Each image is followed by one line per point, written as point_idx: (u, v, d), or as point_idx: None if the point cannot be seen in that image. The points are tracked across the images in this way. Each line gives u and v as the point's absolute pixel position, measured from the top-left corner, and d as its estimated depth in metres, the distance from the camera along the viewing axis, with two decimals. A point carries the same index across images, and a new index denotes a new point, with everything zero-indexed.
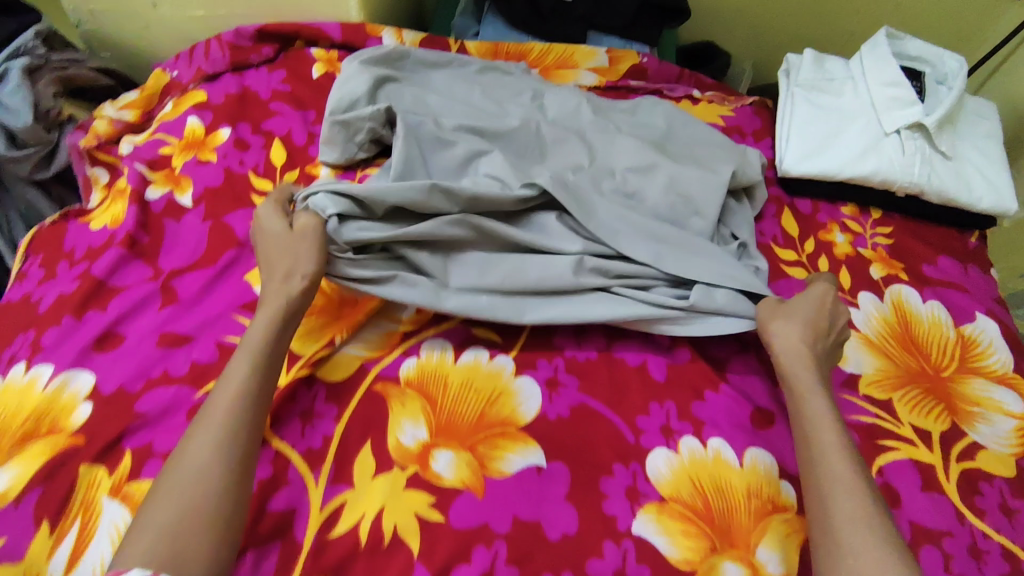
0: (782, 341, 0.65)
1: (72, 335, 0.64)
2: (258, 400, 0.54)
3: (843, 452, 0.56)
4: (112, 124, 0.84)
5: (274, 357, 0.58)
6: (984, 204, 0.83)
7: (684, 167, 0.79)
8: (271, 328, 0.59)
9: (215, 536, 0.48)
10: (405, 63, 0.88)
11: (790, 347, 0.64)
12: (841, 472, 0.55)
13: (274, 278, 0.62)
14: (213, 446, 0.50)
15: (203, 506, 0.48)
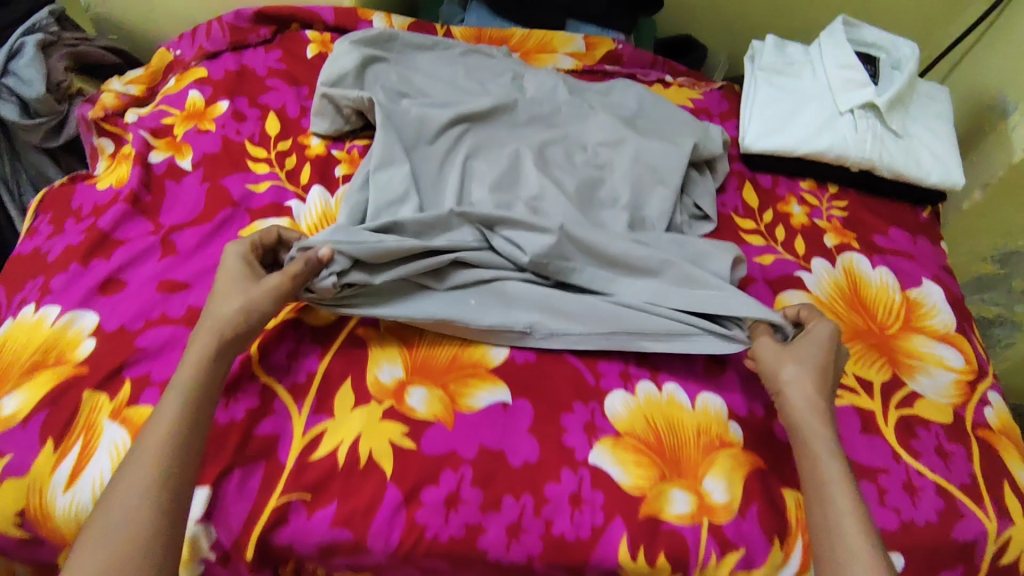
0: (795, 390, 0.62)
1: (79, 280, 0.69)
2: (194, 432, 0.55)
3: (845, 484, 0.58)
4: (118, 97, 0.90)
5: (209, 391, 0.57)
6: (934, 178, 0.88)
7: (650, 141, 0.86)
8: (204, 364, 0.57)
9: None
10: (393, 45, 0.94)
11: (801, 394, 0.62)
12: (843, 505, 0.56)
13: (211, 316, 0.60)
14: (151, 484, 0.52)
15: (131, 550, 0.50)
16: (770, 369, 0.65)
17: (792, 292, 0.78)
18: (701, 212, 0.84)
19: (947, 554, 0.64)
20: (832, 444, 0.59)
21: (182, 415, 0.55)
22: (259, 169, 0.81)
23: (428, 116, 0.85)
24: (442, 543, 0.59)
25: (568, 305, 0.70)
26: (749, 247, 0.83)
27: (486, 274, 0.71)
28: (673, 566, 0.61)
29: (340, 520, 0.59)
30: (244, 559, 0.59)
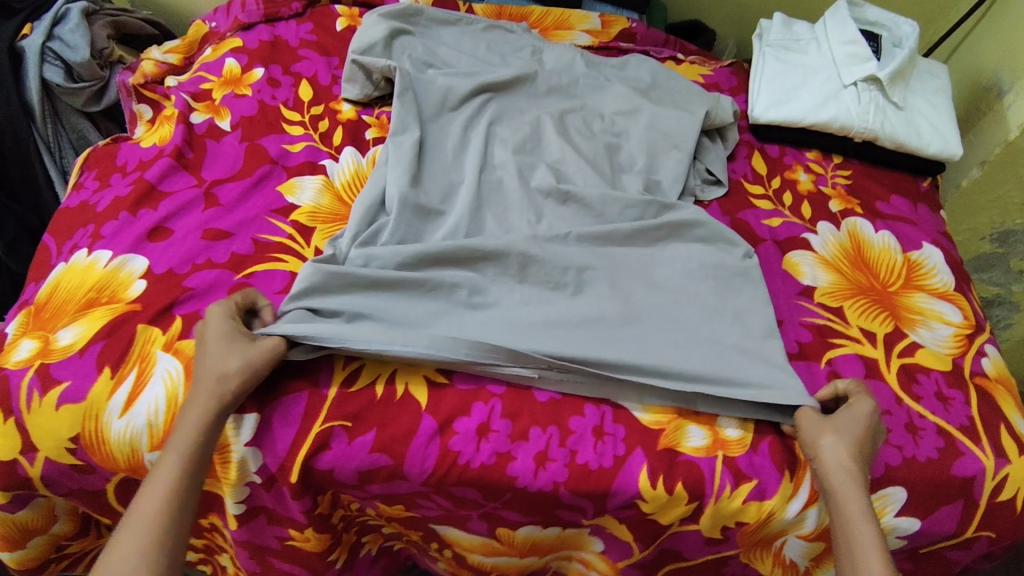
0: (828, 463, 0.61)
1: (129, 227, 0.73)
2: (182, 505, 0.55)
3: (880, 553, 0.56)
4: (158, 65, 0.95)
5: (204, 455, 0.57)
6: (933, 149, 0.93)
7: (665, 110, 0.90)
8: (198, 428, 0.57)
9: None
10: (419, 19, 0.98)
11: (830, 467, 0.60)
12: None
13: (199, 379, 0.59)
14: (145, 553, 0.53)
15: None
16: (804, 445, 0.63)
17: (799, 252, 0.83)
18: (713, 176, 0.89)
19: (949, 489, 0.67)
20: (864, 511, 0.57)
21: (173, 488, 0.55)
22: (294, 131, 0.85)
23: (453, 85, 0.89)
24: (473, 470, 0.63)
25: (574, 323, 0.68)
26: (758, 210, 0.87)
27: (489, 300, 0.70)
28: (690, 496, 0.64)
29: (378, 446, 0.63)
30: (288, 483, 0.63)
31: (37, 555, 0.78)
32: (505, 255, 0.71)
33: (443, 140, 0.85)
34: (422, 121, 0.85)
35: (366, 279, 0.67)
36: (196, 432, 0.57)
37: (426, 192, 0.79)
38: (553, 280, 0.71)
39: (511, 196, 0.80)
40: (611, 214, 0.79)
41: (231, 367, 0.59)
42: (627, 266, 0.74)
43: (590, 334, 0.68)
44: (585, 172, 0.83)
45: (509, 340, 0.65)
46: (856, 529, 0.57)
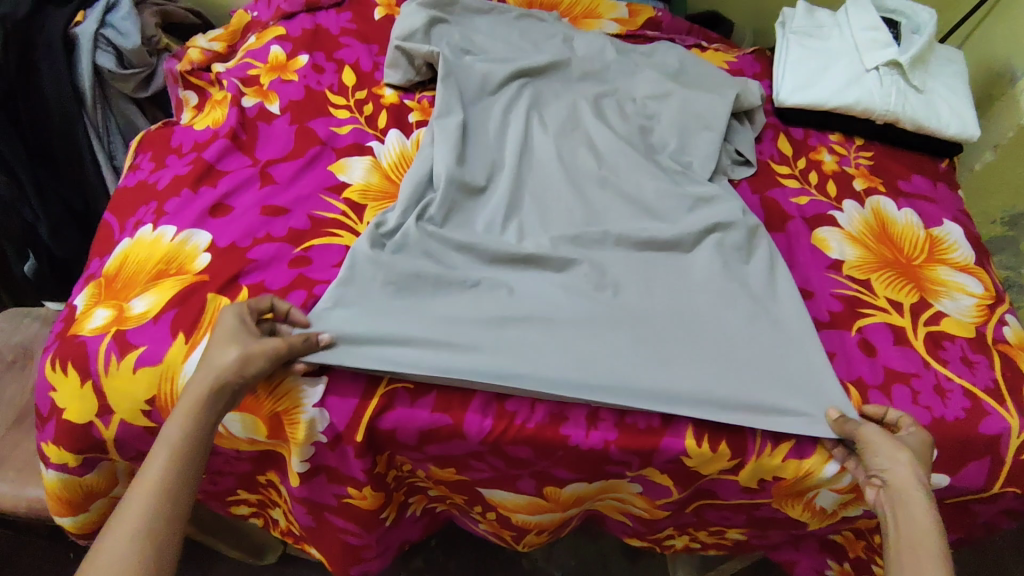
0: (892, 472, 0.61)
1: (191, 204, 0.77)
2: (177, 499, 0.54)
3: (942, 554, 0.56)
4: (203, 53, 0.98)
5: (199, 446, 0.57)
6: (952, 130, 0.96)
7: (695, 93, 0.94)
8: (195, 415, 0.57)
9: None
10: (454, 9, 1.02)
11: (906, 480, 0.60)
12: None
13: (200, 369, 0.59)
14: (137, 536, 0.51)
15: None
16: (873, 452, 0.62)
17: (827, 228, 0.86)
18: (742, 157, 0.93)
19: (976, 447, 0.71)
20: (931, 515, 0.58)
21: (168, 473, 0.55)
22: (340, 115, 0.89)
23: (491, 71, 0.93)
24: (529, 429, 0.66)
25: (615, 318, 0.72)
26: (785, 189, 0.90)
27: (530, 296, 0.73)
28: (732, 453, 0.68)
29: (439, 407, 0.66)
30: (353, 442, 0.66)
31: (96, 519, 0.79)
32: (547, 259, 0.75)
33: (485, 122, 0.89)
34: (463, 105, 0.89)
35: (410, 269, 0.71)
36: (196, 418, 0.57)
37: (470, 170, 0.83)
38: (592, 282, 0.75)
39: (553, 182, 0.83)
40: (656, 208, 0.82)
41: (229, 360, 0.59)
42: (660, 265, 0.78)
43: (634, 320, 0.72)
44: (623, 161, 0.86)
45: (556, 332, 0.70)
46: (924, 543, 0.56)
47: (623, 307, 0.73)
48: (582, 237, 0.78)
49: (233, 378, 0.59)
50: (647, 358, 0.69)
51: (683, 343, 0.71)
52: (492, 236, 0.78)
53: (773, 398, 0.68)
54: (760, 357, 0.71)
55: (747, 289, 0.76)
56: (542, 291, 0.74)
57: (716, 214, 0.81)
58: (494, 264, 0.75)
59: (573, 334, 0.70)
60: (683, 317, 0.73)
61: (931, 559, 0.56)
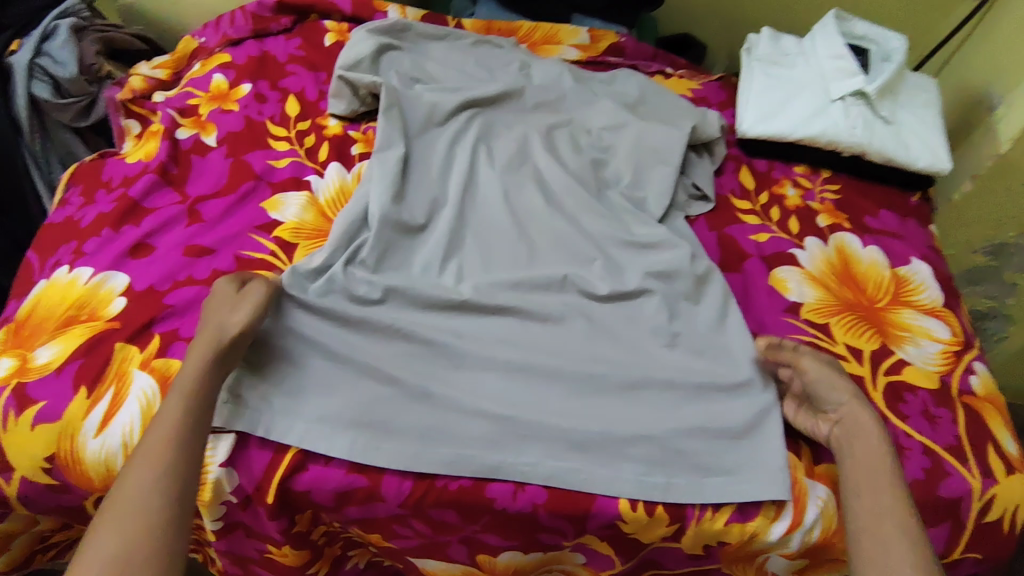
0: (846, 405, 0.64)
1: (110, 244, 0.73)
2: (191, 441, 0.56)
3: (891, 469, 0.60)
4: (146, 81, 0.95)
5: (206, 395, 0.58)
6: (922, 163, 0.92)
7: (651, 124, 0.90)
8: (203, 368, 0.59)
9: (155, 562, 0.50)
10: (407, 35, 0.99)
11: (860, 412, 0.63)
12: (891, 522, 0.56)
13: (207, 327, 0.62)
14: (155, 476, 0.53)
15: (144, 535, 0.51)
16: (826, 389, 0.65)
17: (786, 267, 0.82)
18: (700, 192, 0.89)
19: (934, 511, 0.66)
20: (882, 438, 0.61)
21: (183, 415, 0.56)
22: (279, 147, 0.86)
23: (439, 101, 0.90)
24: (451, 492, 0.62)
25: (548, 370, 0.68)
26: (744, 226, 0.87)
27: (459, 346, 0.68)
28: (671, 519, 0.63)
29: (355, 466, 0.62)
30: (264, 503, 0.63)
31: (22, 551, 0.75)
32: (480, 305, 0.71)
33: (428, 155, 0.85)
34: (406, 137, 0.86)
35: (334, 316, 0.68)
36: (203, 369, 0.59)
37: (408, 208, 0.79)
38: (528, 330, 0.71)
39: (497, 221, 0.80)
40: (604, 253, 0.79)
41: (229, 322, 0.61)
42: (602, 315, 0.73)
43: (569, 372, 0.68)
44: (573, 201, 0.83)
45: (483, 387, 0.66)
46: (877, 463, 0.60)
47: (558, 358, 0.69)
48: (523, 282, 0.74)
49: (230, 341, 0.61)
50: (578, 413, 0.66)
51: (621, 397, 0.67)
52: (426, 277, 0.74)
53: (713, 457, 0.65)
54: (701, 413, 0.67)
55: (692, 337, 0.72)
56: (474, 338, 0.70)
57: (663, 260, 0.77)
58: (425, 310, 0.71)
59: (500, 388, 0.67)
60: (624, 364, 0.69)
61: (883, 482, 0.59)
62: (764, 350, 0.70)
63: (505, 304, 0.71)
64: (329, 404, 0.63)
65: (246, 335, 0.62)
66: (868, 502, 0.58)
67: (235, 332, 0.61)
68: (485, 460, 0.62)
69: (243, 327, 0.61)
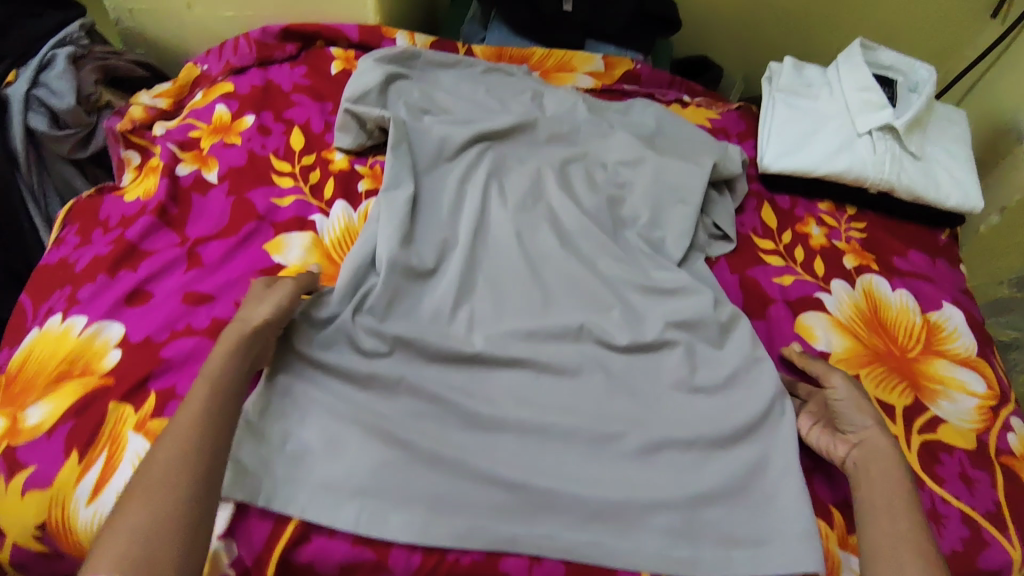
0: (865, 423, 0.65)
1: (106, 291, 0.70)
2: (219, 424, 0.55)
3: (907, 493, 0.59)
4: (146, 110, 0.92)
5: (231, 382, 0.58)
6: (952, 201, 0.88)
7: (670, 160, 0.86)
8: (227, 356, 0.60)
9: (181, 541, 0.49)
10: (416, 63, 0.95)
11: (877, 432, 0.64)
12: (905, 548, 0.55)
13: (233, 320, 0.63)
14: (182, 455, 0.52)
15: (171, 514, 0.49)
16: (846, 405, 0.66)
17: (812, 313, 0.78)
18: (720, 231, 0.85)
19: None
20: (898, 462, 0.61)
21: (209, 400, 0.56)
22: (283, 183, 0.82)
23: (450, 135, 0.86)
24: (463, 566, 0.58)
25: (564, 430, 0.64)
26: (768, 268, 0.83)
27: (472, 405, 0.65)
28: None
29: (361, 538, 0.59)
30: None
31: None
32: (494, 357, 0.68)
33: (436, 193, 0.82)
34: (415, 174, 0.82)
35: (341, 373, 0.66)
36: (228, 356, 0.60)
37: (418, 251, 0.76)
38: (544, 384, 0.68)
39: (509, 263, 0.76)
40: (624, 299, 0.75)
41: (253, 315, 0.63)
42: (621, 369, 0.70)
43: (587, 433, 0.65)
44: (589, 243, 0.79)
45: (496, 451, 0.63)
46: (892, 483, 0.60)
47: (574, 416, 0.65)
48: (539, 333, 0.71)
49: (254, 331, 0.62)
50: (595, 478, 0.63)
51: (642, 460, 0.64)
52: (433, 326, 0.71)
53: (739, 528, 0.61)
54: (728, 480, 0.63)
55: (715, 395, 0.69)
56: (488, 395, 0.67)
57: (685, 309, 0.73)
58: (436, 363, 0.68)
59: (513, 451, 0.63)
60: (645, 423, 0.66)
61: (899, 504, 0.58)
62: (796, 359, 0.72)
63: (519, 356, 0.68)
64: (335, 470, 0.60)
65: (268, 326, 0.63)
66: (882, 519, 0.57)
67: (258, 323, 0.62)
68: (499, 532, 0.59)
69: (267, 319, 0.63)
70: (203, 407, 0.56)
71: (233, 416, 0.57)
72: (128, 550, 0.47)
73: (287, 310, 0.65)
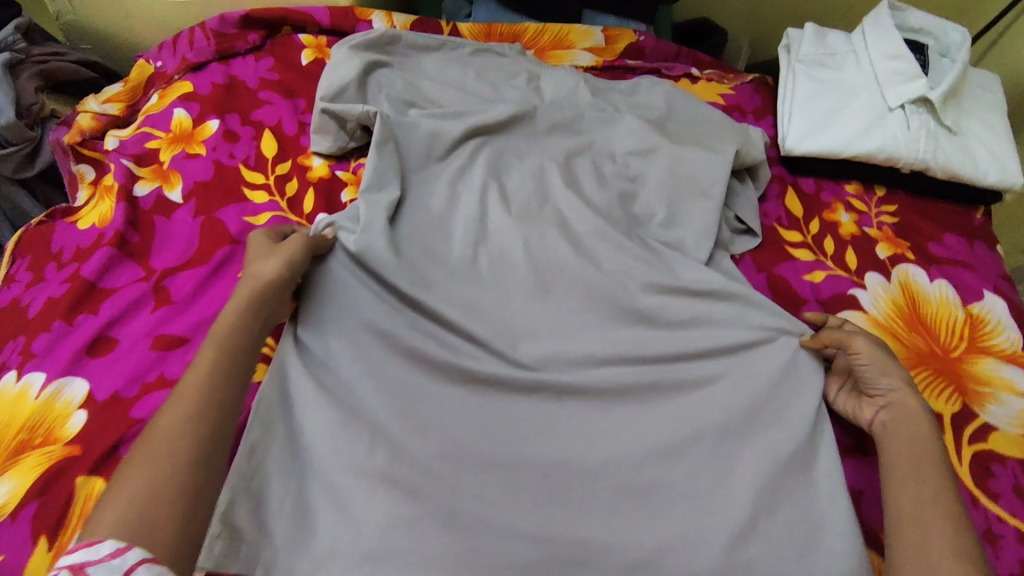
0: (899, 393, 0.60)
1: (65, 340, 0.62)
2: (226, 390, 0.51)
3: (937, 457, 0.55)
4: (96, 118, 0.82)
5: (243, 345, 0.54)
6: (991, 178, 0.82)
7: (686, 148, 0.78)
8: (239, 317, 0.56)
9: (183, 507, 0.44)
10: (397, 47, 0.85)
11: (909, 402, 0.59)
12: (931, 513, 0.51)
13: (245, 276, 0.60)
14: (188, 418, 0.48)
15: (176, 477, 0.45)
16: (879, 371, 0.61)
17: (847, 313, 0.72)
18: (744, 225, 0.77)
19: None
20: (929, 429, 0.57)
21: (217, 363, 0.52)
22: (257, 198, 0.73)
23: (440, 130, 0.77)
24: None
25: (590, 466, 0.59)
26: (797, 263, 0.76)
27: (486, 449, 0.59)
28: None
29: None
30: None
31: None
32: (507, 385, 0.62)
33: (427, 197, 0.73)
34: (405, 179, 0.74)
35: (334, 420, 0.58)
36: (240, 317, 0.56)
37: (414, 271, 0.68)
38: (566, 413, 0.62)
39: (515, 276, 0.69)
40: (645, 309, 0.68)
41: (266, 270, 0.60)
42: (646, 393, 0.63)
43: (614, 470, 0.59)
44: (603, 246, 0.71)
45: (515, 498, 0.56)
46: (921, 450, 0.56)
47: (602, 451, 0.60)
48: (560, 357, 0.64)
49: (265, 287, 0.59)
50: (630, 520, 0.57)
51: (678, 497, 0.58)
52: (425, 348, 0.62)
53: (791, 569, 0.55)
54: (773, 517, 0.57)
55: (757, 420, 0.62)
56: (502, 433, 0.60)
57: (713, 323, 0.67)
58: (445, 398, 0.61)
59: (535, 496, 0.57)
60: (676, 454, 0.60)
61: (930, 471, 0.54)
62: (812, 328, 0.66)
63: (537, 380, 0.62)
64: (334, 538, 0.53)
65: (282, 281, 0.60)
66: (911, 486, 0.53)
67: (270, 278, 0.60)
68: None
69: (279, 274, 0.60)
70: (212, 367, 0.52)
71: (243, 380, 0.53)
72: (127, 511, 0.42)
73: (301, 270, 0.62)
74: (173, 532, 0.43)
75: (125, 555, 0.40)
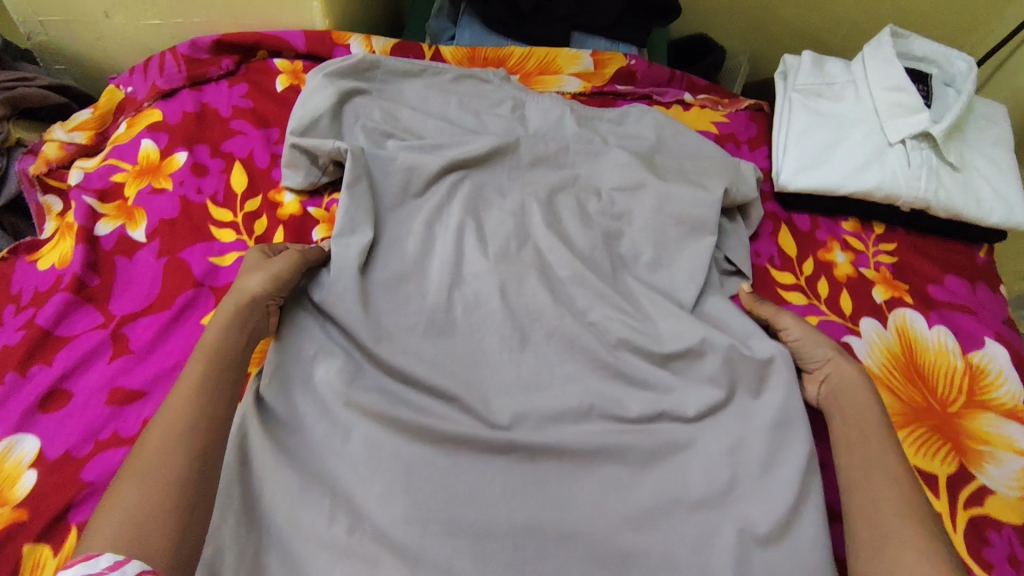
0: (834, 367, 0.62)
1: (16, 394, 0.59)
2: (216, 402, 0.50)
3: (883, 427, 0.56)
4: (64, 147, 0.79)
5: (230, 357, 0.54)
6: (995, 218, 0.78)
7: (673, 185, 0.75)
8: (224, 328, 0.56)
9: (180, 517, 0.43)
10: (376, 73, 0.82)
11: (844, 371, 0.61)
12: (878, 480, 0.52)
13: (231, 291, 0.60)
14: (179, 430, 0.47)
15: (170, 487, 0.44)
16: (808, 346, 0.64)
17: None
18: (733, 266, 0.74)
19: None
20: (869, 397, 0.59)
21: (202, 376, 0.51)
22: (223, 237, 0.70)
23: (418, 164, 0.74)
24: None
25: (562, 532, 0.55)
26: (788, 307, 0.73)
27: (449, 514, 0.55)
28: None
29: None
30: None
31: None
32: (476, 442, 0.59)
33: (403, 238, 0.71)
34: (379, 219, 0.71)
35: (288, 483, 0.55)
36: (225, 327, 0.56)
37: (383, 319, 0.65)
38: (538, 474, 0.59)
39: (489, 323, 0.66)
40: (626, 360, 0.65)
41: (252, 282, 0.60)
42: (624, 452, 0.60)
43: (587, 535, 0.55)
44: (584, 290, 0.68)
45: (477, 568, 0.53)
46: (864, 421, 0.57)
47: (574, 517, 0.56)
48: (535, 413, 0.61)
49: (250, 301, 0.59)
50: None
51: (655, 568, 0.54)
52: (390, 404, 0.60)
53: None
54: None
55: (742, 483, 0.58)
56: (468, 496, 0.56)
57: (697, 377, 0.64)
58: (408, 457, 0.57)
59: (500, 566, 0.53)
60: (653, 521, 0.57)
61: (876, 439, 0.55)
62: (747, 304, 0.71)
63: (508, 440, 0.59)
64: None
65: (268, 297, 0.60)
66: (855, 456, 0.55)
67: (255, 291, 0.59)
68: None
69: (264, 288, 0.60)
70: (200, 381, 0.51)
71: (231, 394, 0.52)
72: (124, 525, 0.41)
73: (285, 282, 0.62)
74: (168, 541, 0.41)
75: (124, 568, 0.38)
